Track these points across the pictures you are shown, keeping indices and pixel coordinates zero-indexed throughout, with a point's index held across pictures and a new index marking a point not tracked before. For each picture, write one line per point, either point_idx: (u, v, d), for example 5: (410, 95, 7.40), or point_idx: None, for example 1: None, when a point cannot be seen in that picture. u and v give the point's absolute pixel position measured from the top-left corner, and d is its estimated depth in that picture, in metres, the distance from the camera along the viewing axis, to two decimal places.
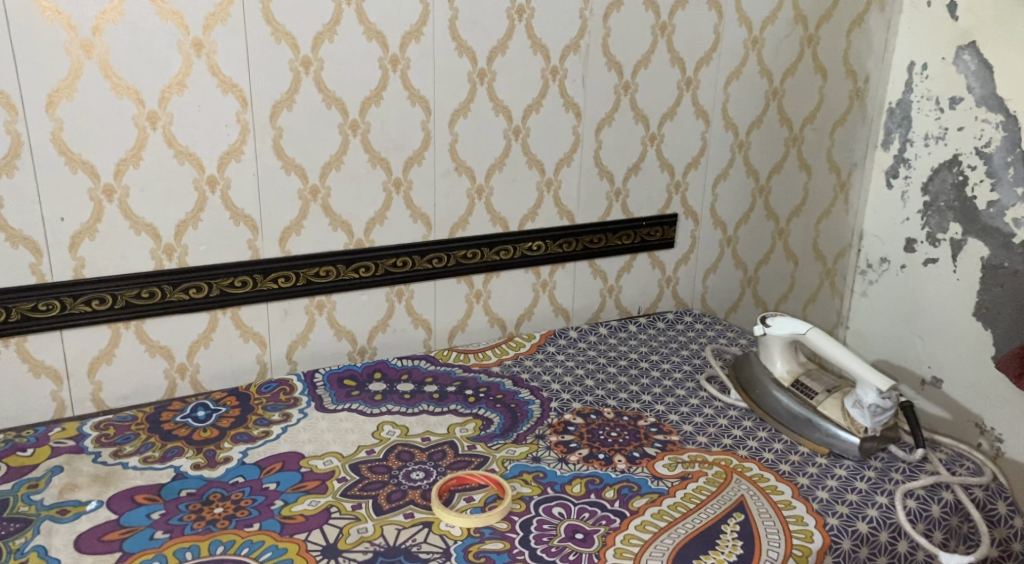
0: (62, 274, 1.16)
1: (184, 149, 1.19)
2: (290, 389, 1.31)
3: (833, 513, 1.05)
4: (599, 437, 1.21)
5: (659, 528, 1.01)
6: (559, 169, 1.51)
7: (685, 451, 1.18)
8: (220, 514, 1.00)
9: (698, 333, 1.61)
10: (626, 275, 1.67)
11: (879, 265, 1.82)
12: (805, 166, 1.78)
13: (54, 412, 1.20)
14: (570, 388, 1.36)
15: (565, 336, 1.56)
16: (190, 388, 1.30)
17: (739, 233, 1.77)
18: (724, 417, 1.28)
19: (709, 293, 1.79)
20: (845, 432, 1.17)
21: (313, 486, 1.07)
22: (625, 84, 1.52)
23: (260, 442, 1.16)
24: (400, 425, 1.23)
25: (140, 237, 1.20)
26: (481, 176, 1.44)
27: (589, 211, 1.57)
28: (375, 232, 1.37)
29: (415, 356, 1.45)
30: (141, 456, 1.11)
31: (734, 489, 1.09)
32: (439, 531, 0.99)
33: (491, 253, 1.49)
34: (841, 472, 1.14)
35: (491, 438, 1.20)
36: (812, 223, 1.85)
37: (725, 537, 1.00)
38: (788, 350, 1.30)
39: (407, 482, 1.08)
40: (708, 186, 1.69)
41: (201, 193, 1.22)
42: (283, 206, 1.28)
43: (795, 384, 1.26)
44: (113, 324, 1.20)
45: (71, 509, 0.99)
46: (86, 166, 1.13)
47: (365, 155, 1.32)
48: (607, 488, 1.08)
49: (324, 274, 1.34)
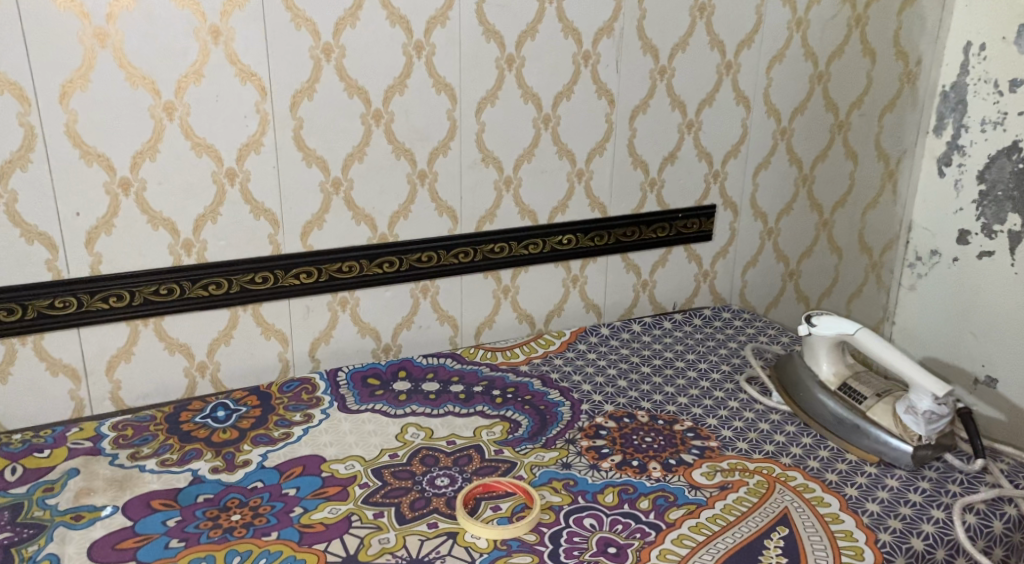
0: (78, 271, 1.13)
1: (202, 140, 1.15)
2: (312, 388, 1.27)
3: (885, 528, 0.98)
4: (633, 443, 1.15)
5: (698, 542, 0.95)
6: (591, 159, 1.45)
7: (724, 458, 1.12)
8: (238, 521, 0.96)
9: (737, 330, 1.54)
10: (660, 269, 1.60)
11: (929, 258, 1.76)
12: (852, 154, 1.68)
13: (73, 411, 1.18)
14: (602, 389, 1.30)
15: (596, 333, 1.50)
16: (210, 386, 1.26)
17: (781, 225, 1.68)
18: (766, 422, 1.21)
19: (748, 287, 1.71)
20: (896, 440, 1.10)
21: (334, 493, 1.03)
22: (661, 69, 1.44)
23: (280, 444, 1.12)
24: (425, 427, 1.18)
25: (157, 233, 1.16)
26: (510, 167, 1.38)
27: (622, 202, 1.51)
28: (399, 226, 1.32)
29: (440, 354, 1.40)
30: (159, 458, 1.07)
31: (777, 500, 1.03)
32: (465, 543, 0.94)
33: (520, 247, 1.43)
34: (892, 483, 1.07)
35: (519, 442, 1.15)
36: (858, 214, 1.74)
37: (769, 553, 0.93)
38: (834, 351, 1.22)
39: (431, 489, 1.04)
40: (748, 176, 1.61)
41: (220, 186, 1.18)
42: (304, 199, 1.24)
43: (843, 387, 1.19)
44: (131, 322, 1.17)
45: (86, 515, 0.96)
46: (102, 160, 1.10)
47: (388, 146, 1.27)
48: (642, 499, 1.03)
49: (347, 269, 1.30)
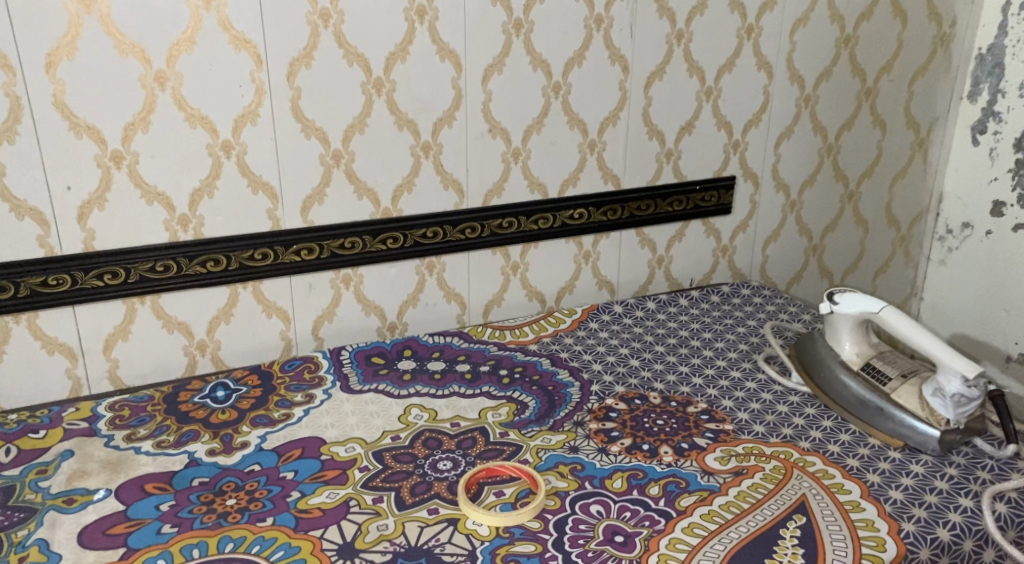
0: (71, 247, 1.10)
1: (196, 112, 1.11)
2: (315, 367, 1.24)
3: (909, 518, 0.93)
4: (644, 426, 1.10)
5: (709, 531, 0.90)
6: (604, 130, 1.39)
7: (740, 442, 1.07)
8: (233, 506, 0.93)
9: (757, 307, 1.48)
10: (677, 243, 1.54)
11: (961, 231, 1.68)
12: (879, 122, 1.60)
13: (71, 390, 1.16)
14: (613, 368, 1.25)
15: (609, 310, 1.45)
16: (211, 365, 1.24)
17: (804, 197, 1.61)
18: (784, 404, 1.16)
19: (769, 262, 1.65)
20: (922, 424, 1.04)
21: (333, 476, 1.00)
22: (678, 33, 1.37)
23: (280, 426, 1.09)
24: (429, 409, 1.14)
25: (152, 208, 1.13)
26: (518, 138, 1.32)
27: (637, 175, 1.45)
28: (403, 200, 1.28)
29: (447, 332, 1.36)
30: (155, 440, 1.05)
31: (794, 487, 0.98)
32: (466, 530, 0.91)
33: (529, 222, 1.38)
34: (917, 469, 1.01)
35: (526, 424, 1.11)
36: (886, 185, 1.66)
37: (785, 544, 0.89)
38: (857, 330, 1.16)
39: (433, 473, 1.00)
40: (770, 145, 1.54)
41: (216, 159, 1.14)
42: (302, 173, 1.20)
43: (866, 367, 1.13)
44: (128, 300, 1.14)
45: (78, 498, 0.94)
46: (92, 132, 1.06)
47: (391, 117, 1.22)
48: (651, 484, 0.98)
49: (350, 245, 1.26)
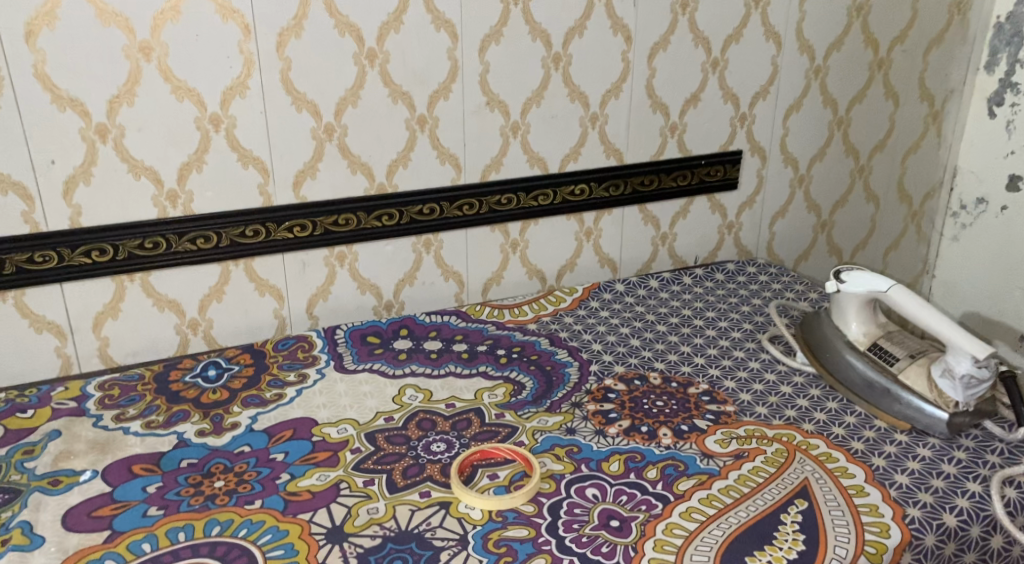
0: (57, 224, 1.07)
1: (183, 84, 1.08)
2: (309, 346, 1.22)
3: (914, 503, 0.90)
4: (643, 407, 1.07)
5: (708, 516, 0.88)
6: (606, 103, 1.35)
7: (741, 424, 1.04)
8: (220, 489, 0.92)
9: (763, 286, 1.44)
10: (681, 220, 1.50)
11: (975, 207, 1.63)
12: (892, 94, 1.56)
13: (61, 368, 1.14)
14: (613, 348, 1.23)
15: (611, 289, 1.42)
16: (204, 344, 1.22)
17: (813, 172, 1.57)
18: (788, 384, 1.13)
19: (777, 239, 1.61)
20: (930, 406, 1.01)
21: (324, 458, 0.98)
22: (683, 2, 1.33)
23: (271, 406, 1.08)
24: (424, 389, 1.12)
25: (139, 183, 1.10)
26: (517, 112, 1.29)
27: (640, 150, 1.41)
28: (398, 175, 1.24)
29: (445, 311, 1.33)
30: (144, 420, 1.04)
31: (797, 471, 0.95)
32: (458, 514, 0.89)
33: (529, 198, 1.35)
34: (924, 453, 0.98)
35: (522, 406, 1.08)
36: (898, 159, 1.62)
37: (785, 529, 0.86)
38: (864, 310, 1.12)
39: (426, 455, 0.98)
40: (778, 119, 1.50)
41: (204, 133, 1.11)
42: (294, 146, 1.17)
43: (873, 348, 1.09)
44: (117, 277, 1.13)
45: (63, 480, 0.93)
46: (75, 104, 1.03)
47: (384, 89, 1.19)
48: (649, 467, 0.96)
49: (344, 222, 1.23)
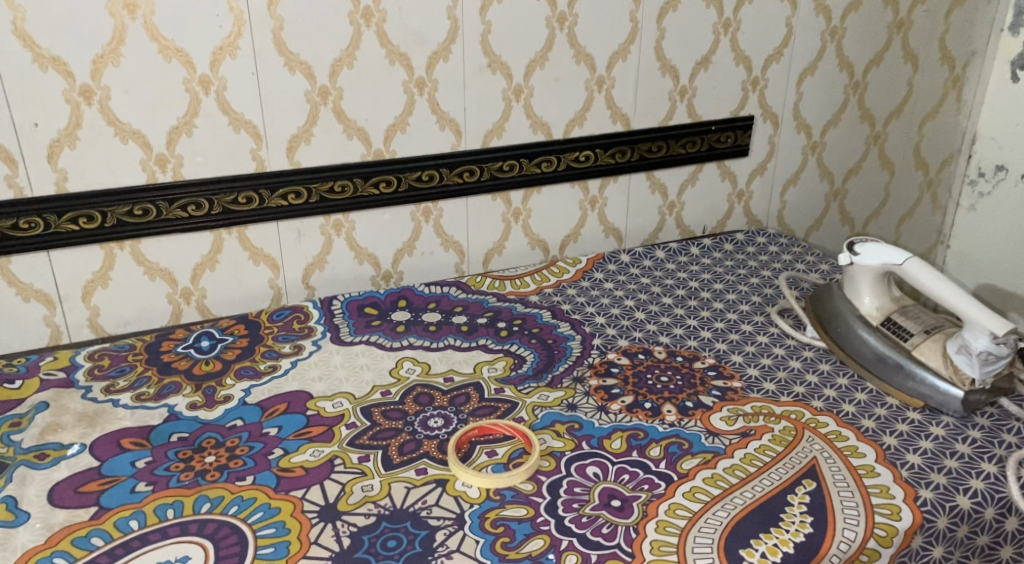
0: (42, 189, 1.04)
1: (170, 43, 1.03)
2: (305, 317, 1.19)
3: (926, 484, 0.86)
4: (647, 382, 1.04)
5: (712, 497, 0.85)
6: (612, 65, 1.29)
7: (748, 401, 1.01)
8: (211, 464, 0.90)
9: (772, 257, 1.40)
10: (690, 189, 1.45)
11: (993, 175, 1.60)
12: (911, 57, 1.50)
13: (50, 337, 1.12)
14: (617, 322, 1.19)
15: (615, 260, 1.38)
16: (197, 314, 1.19)
17: (827, 138, 1.52)
18: (797, 359, 1.10)
19: (788, 209, 1.56)
20: (944, 384, 0.97)
21: (318, 434, 0.95)
22: None
23: (265, 378, 1.05)
24: (422, 362, 1.09)
25: (127, 147, 1.06)
26: (520, 75, 1.24)
27: (647, 114, 1.36)
28: (396, 141, 1.20)
29: (445, 282, 1.30)
30: (135, 393, 1.02)
31: (805, 450, 0.92)
32: (455, 492, 0.86)
33: (532, 165, 1.30)
34: (937, 432, 0.95)
35: (523, 380, 1.05)
36: (916, 125, 1.57)
37: (793, 511, 0.83)
38: (878, 283, 1.08)
39: (423, 431, 0.96)
40: (792, 83, 1.44)
41: (193, 95, 1.07)
42: (287, 110, 1.12)
43: (887, 323, 1.06)
44: (106, 245, 1.09)
45: (50, 454, 0.91)
46: (58, 64, 0.99)
47: (381, 50, 1.14)
48: (652, 445, 0.93)
49: (340, 189, 1.19)
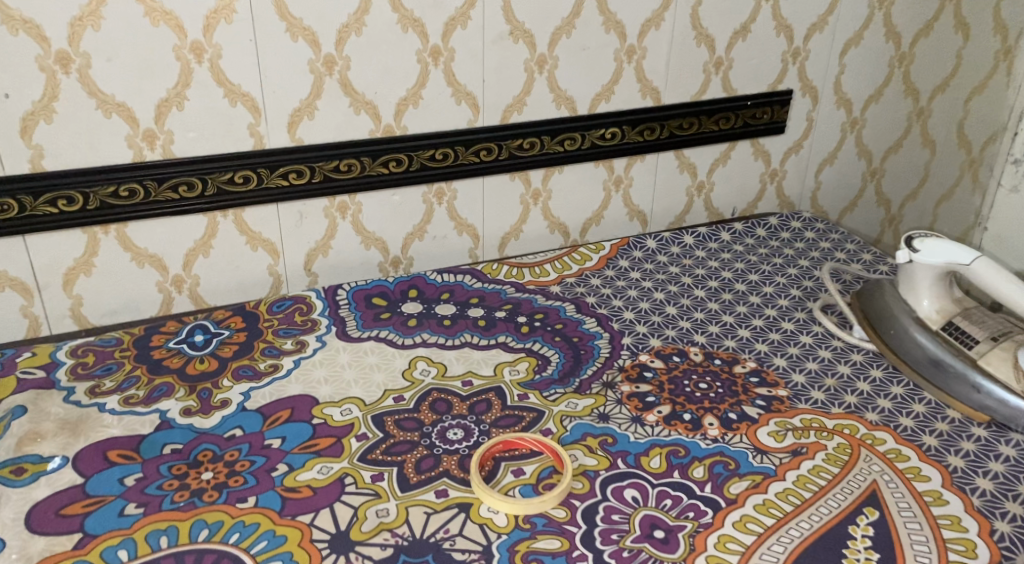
0: (16, 166, 0.93)
1: (158, 6, 0.91)
2: (307, 309, 1.09)
3: (1001, 515, 0.78)
4: (684, 390, 0.95)
5: (766, 527, 0.77)
6: (644, 34, 1.18)
7: (796, 413, 0.92)
8: (209, 483, 0.81)
9: (809, 244, 1.30)
10: (720, 168, 1.35)
11: None
12: (962, 27, 1.38)
13: (28, 329, 1.02)
14: (647, 317, 1.10)
15: (641, 246, 1.28)
16: (190, 303, 1.09)
17: (867, 115, 1.41)
18: (846, 364, 1.01)
19: (822, 189, 1.46)
20: (1015, 398, 0.88)
21: (326, 446, 0.86)
22: None
23: (266, 379, 0.96)
24: (437, 362, 1.00)
25: (110, 121, 0.95)
26: (544, 44, 1.12)
27: (680, 87, 1.25)
28: (407, 115, 1.09)
29: (458, 269, 1.20)
30: (122, 395, 0.92)
31: (863, 472, 0.84)
32: (479, 519, 0.77)
33: (554, 142, 1.19)
34: (1007, 452, 0.86)
35: (548, 385, 0.96)
36: (962, 100, 1.46)
37: (856, 545, 0.75)
38: (940, 283, 0.99)
39: (442, 445, 0.87)
40: (835, 54, 1.33)
41: (184, 64, 0.95)
42: (289, 80, 1.01)
43: (948, 327, 0.97)
44: (88, 229, 0.99)
45: (29, 468, 0.82)
46: (30, 27, 0.87)
47: (393, 15, 1.02)
48: (695, 465, 0.84)
49: (346, 168, 1.08)
